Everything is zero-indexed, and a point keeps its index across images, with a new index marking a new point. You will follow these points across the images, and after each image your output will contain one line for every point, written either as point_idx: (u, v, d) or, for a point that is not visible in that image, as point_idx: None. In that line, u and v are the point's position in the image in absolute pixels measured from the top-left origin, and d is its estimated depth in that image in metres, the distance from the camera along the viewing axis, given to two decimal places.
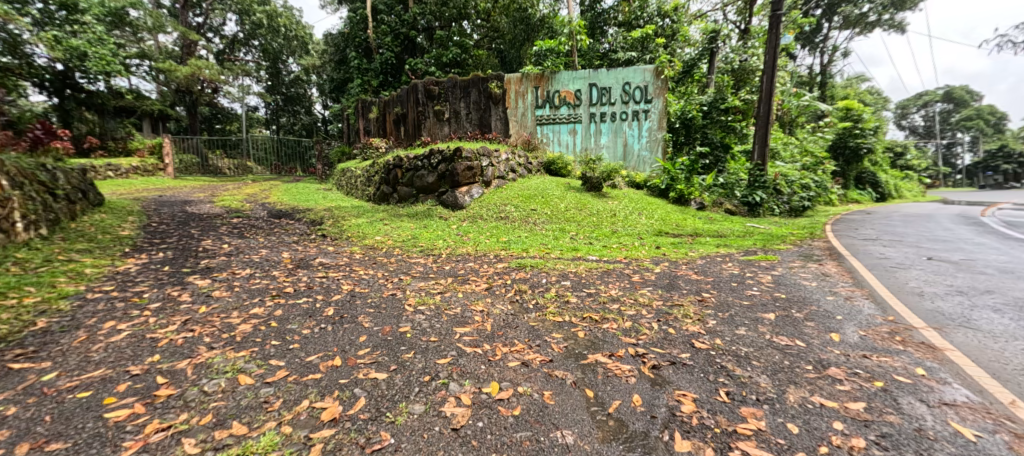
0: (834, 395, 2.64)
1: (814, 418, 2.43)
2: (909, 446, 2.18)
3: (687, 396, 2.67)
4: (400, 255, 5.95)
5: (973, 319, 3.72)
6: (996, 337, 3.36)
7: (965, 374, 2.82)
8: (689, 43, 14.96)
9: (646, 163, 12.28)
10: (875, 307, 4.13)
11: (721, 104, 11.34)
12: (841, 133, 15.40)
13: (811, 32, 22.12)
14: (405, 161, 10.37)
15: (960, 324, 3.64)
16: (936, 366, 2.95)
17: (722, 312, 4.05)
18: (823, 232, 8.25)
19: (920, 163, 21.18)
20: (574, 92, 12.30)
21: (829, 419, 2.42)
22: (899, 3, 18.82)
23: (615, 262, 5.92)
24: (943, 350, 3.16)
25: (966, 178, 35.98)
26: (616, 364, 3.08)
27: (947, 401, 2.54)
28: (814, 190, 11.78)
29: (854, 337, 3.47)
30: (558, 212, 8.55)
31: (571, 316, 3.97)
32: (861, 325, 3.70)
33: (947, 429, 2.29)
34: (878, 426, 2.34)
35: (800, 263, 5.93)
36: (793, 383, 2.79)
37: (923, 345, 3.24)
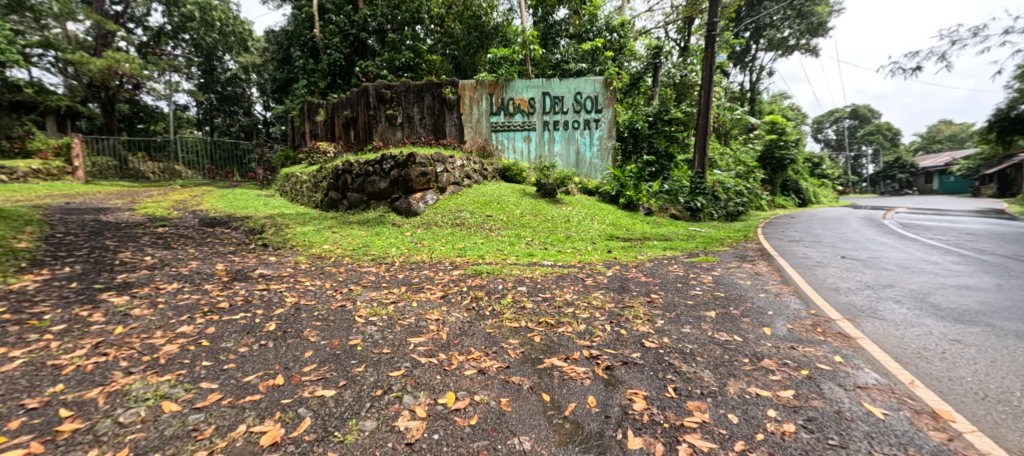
0: (768, 385, 2.79)
1: (751, 407, 2.55)
2: (831, 427, 2.34)
3: (638, 394, 2.72)
4: (350, 264, 5.69)
5: (879, 310, 4.12)
6: (897, 324, 3.74)
7: (875, 359, 3.11)
8: (636, 57, 15.46)
9: (597, 170, 12.71)
10: (800, 303, 4.44)
11: (665, 115, 12.52)
12: (768, 144, 16.86)
13: (741, 52, 23.91)
14: (356, 166, 9.95)
15: (869, 314, 4.01)
16: (851, 353, 3.22)
17: (669, 312, 4.20)
18: (755, 235, 8.81)
19: (833, 172, 23.52)
20: (528, 100, 12.43)
21: (764, 407, 2.55)
22: (813, 29, 21.06)
23: (570, 266, 6.01)
24: (856, 339, 3.46)
25: (869, 186, 40.58)
26: (571, 367, 3.10)
27: (860, 384, 2.77)
28: (747, 196, 12.71)
29: (783, 330, 3.70)
30: (514, 218, 8.57)
31: (527, 321, 3.97)
32: (789, 319, 3.97)
33: (860, 409, 2.49)
34: (806, 411, 2.50)
35: (736, 263, 6.30)
36: (732, 375, 2.93)
37: (840, 335, 3.53)
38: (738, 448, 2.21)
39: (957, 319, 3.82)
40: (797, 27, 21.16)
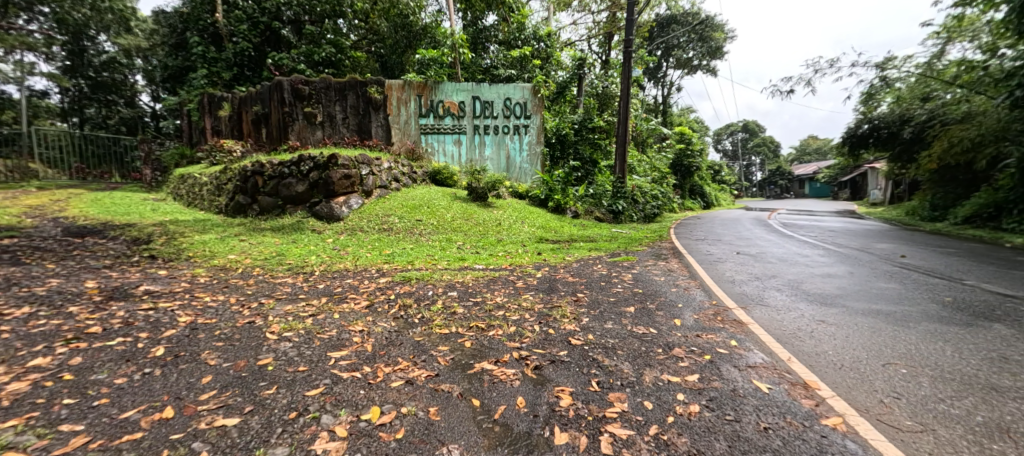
0: (677, 371, 2.98)
1: (664, 393, 2.70)
2: (728, 404, 2.55)
3: (565, 391, 2.75)
4: (261, 275, 5.17)
5: (765, 297, 4.63)
6: (778, 309, 4.23)
7: (761, 340, 3.47)
8: (562, 67, 15.95)
9: (527, 175, 12.99)
10: (703, 294, 4.86)
11: (589, 124, 13.19)
12: (679, 153, 19.03)
13: (654, 68, 25.86)
14: (268, 167, 9.07)
15: (757, 301, 4.50)
16: (743, 337, 3.57)
17: (593, 310, 4.34)
18: (669, 235, 9.53)
19: (730, 178, 26.49)
20: (458, 103, 12.30)
21: (674, 392, 2.71)
22: (713, 52, 23.42)
23: (501, 269, 6.00)
24: (746, 324, 3.85)
25: (759, 191, 46.19)
26: (500, 370, 3.05)
27: (750, 364, 3.07)
28: (661, 199, 13.80)
29: (690, 320, 4.00)
30: (445, 222, 8.39)
31: (457, 326, 3.86)
32: (695, 310, 4.30)
33: (750, 386, 2.76)
34: (708, 391, 2.70)
35: (652, 261, 6.73)
36: (648, 365, 3.08)
37: (735, 322, 3.91)
38: (653, 432, 2.30)
39: (823, 302, 4.41)
40: (700, 49, 23.49)
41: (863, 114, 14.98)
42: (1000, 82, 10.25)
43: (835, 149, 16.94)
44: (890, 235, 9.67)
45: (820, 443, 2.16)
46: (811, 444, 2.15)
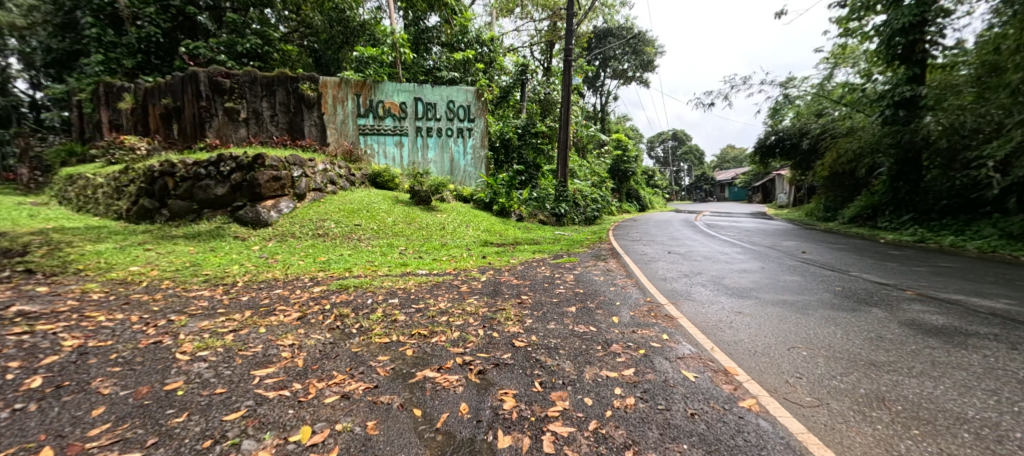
0: (615, 366, 3.06)
1: (602, 388, 2.75)
2: (661, 395, 2.65)
3: (508, 393, 2.71)
4: (173, 288, 4.63)
5: (692, 292, 4.94)
6: (703, 303, 4.53)
7: (689, 332, 3.68)
8: (505, 72, 16.00)
9: (471, 178, 12.90)
10: (638, 292, 5.08)
11: (532, 128, 13.50)
12: (616, 158, 20.09)
13: (593, 77, 26.85)
14: (180, 167, 8.15)
15: (685, 296, 4.78)
16: (674, 330, 3.76)
17: (537, 311, 4.36)
18: (608, 236, 9.90)
19: (662, 183, 28.18)
20: (399, 104, 11.93)
21: (612, 386, 2.77)
22: (646, 65, 24.82)
23: (445, 274, 5.86)
24: (677, 318, 4.06)
25: (688, 195, 49.60)
26: (443, 377, 2.95)
27: (680, 355, 3.22)
28: (600, 202, 14.34)
29: (627, 317, 4.14)
30: (385, 227, 8.05)
31: (398, 334, 3.69)
32: (632, 307, 4.46)
33: (679, 376, 2.90)
34: (642, 384, 2.79)
35: (593, 262, 6.92)
36: (589, 363, 3.13)
37: (666, 317, 4.11)
38: (593, 427, 2.33)
39: (740, 295, 4.79)
40: (634, 62, 24.79)
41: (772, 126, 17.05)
42: (874, 103, 11.51)
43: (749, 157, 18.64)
44: (798, 234, 10.75)
45: (740, 425, 2.31)
46: (733, 426, 2.30)
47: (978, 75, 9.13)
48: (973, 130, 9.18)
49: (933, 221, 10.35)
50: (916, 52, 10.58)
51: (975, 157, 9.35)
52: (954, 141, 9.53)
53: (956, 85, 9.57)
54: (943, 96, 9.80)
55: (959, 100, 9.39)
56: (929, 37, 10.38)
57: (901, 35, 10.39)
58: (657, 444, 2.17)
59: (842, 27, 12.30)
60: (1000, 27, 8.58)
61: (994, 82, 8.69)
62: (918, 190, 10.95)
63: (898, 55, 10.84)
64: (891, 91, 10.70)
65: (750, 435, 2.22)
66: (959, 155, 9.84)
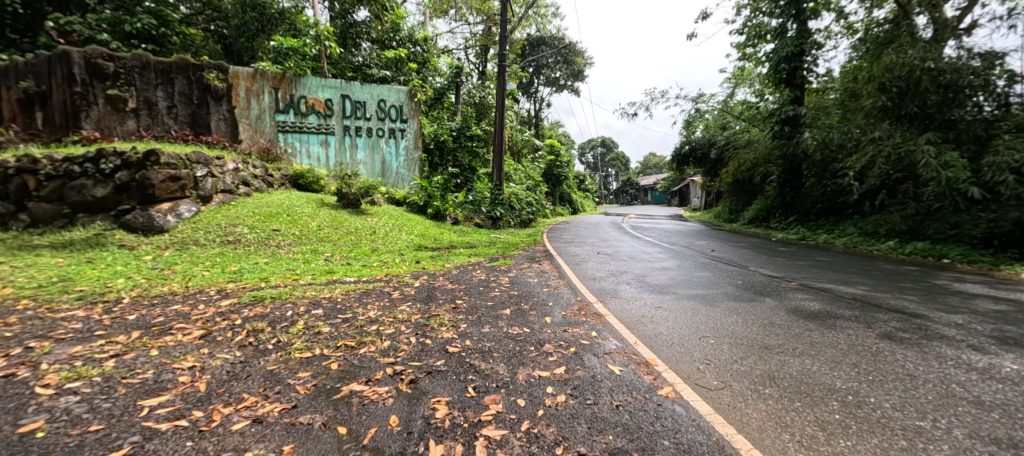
0: (547, 366, 3.04)
1: (534, 388, 2.72)
2: (589, 390, 2.68)
3: (441, 401, 2.58)
4: (36, 309, 3.86)
5: (618, 290, 5.14)
6: (628, 299, 4.73)
7: (615, 328, 3.80)
8: (440, 73, 15.76)
9: (404, 180, 12.48)
10: (569, 292, 5.17)
11: (467, 132, 13.34)
12: (550, 163, 20.60)
13: (527, 83, 27.33)
14: (45, 164, 6.75)
15: (612, 294, 4.96)
16: (602, 327, 3.86)
17: (472, 315, 4.25)
18: (542, 239, 10.05)
19: (593, 187, 29.46)
20: (324, 101, 11.18)
21: (545, 386, 2.75)
22: (576, 74, 25.79)
23: (375, 281, 5.54)
24: (604, 315, 4.18)
25: (616, 199, 52.40)
26: (372, 389, 2.73)
27: (607, 351, 3.30)
28: (535, 206, 14.61)
29: (559, 317, 4.18)
30: (309, 232, 7.45)
31: (322, 348, 3.38)
32: (564, 307, 4.51)
33: (606, 370, 2.96)
34: (573, 380, 2.81)
35: (528, 264, 6.96)
36: (522, 364, 3.08)
37: (595, 314, 4.21)
38: (525, 428, 2.30)
39: (661, 291, 5.07)
40: (565, 71, 25.66)
41: (684, 137, 18.44)
42: (768, 118, 12.95)
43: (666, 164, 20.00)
44: (711, 234, 11.74)
45: (658, 412, 2.42)
46: (652, 414, 2.40)
47: (843, 100, 10.80)
48: (838, 146, 10.58)
49: (812, 222, 11.90)
50: (796, 77, 12.27)
51: (840, 168, 10.69)
52: (824, 155, 10.95)
53: (826, 108, 11.17)
54: (817, 116, 11.38)
55: (829, 120, 10.89)
56: (806, 66, 12.05)
57: (786, 62, 12.08)
58: (586, 438, 2.19)
59: (740, 52, 13.82)
60: (857, 61, 10.60)
61: (853, 105, 10.37)
62: (800, 195, 12.54)
63: (783, 79, 12.50)
64: (779, 109, 12.47)
65: (666, 421, 2.33)
66: (829, 166, 11.27)
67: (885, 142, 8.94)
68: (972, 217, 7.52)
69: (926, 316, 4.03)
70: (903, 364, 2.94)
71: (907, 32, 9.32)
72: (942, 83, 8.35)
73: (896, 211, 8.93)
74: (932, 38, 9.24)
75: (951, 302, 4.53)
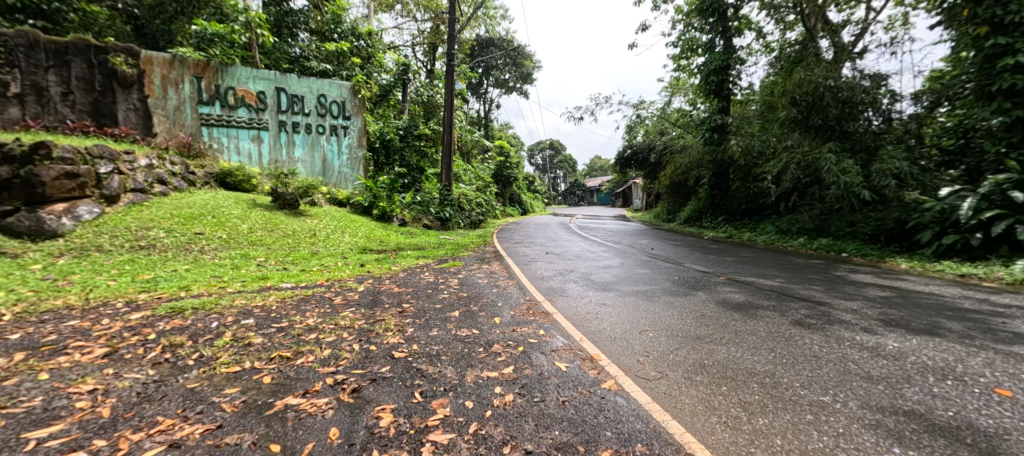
0: (495, 366, 2.98)
1: (483, 389, 2.65)
2: (537, 387, 2.65)
3: (386, 409, 2.44)
4: None
5: (566, 288, 5.19)
6: (575, 297, 4.78)
7: (563, 326, 3.81)
8: (385, 69, 15.25)
9: (347, 180, 11.91)
10: (518, 292, 5.14)
11: (414, 131, 12.98)
12: (500, 164, 20.60)
13: (476, 84, 27.16)
14: None
15: (560, 293, 5.00)
16: (550, 325, 3.85)
17: (419, 319, 4.08)
18: (492, 240, 9.99)
19: (542, 188, 29.89)
20: (256, 93, 10.40)
21: (493, 386, 2.68)
22: (525, 77, 26.03)
23: (315, 286, 5.19)
24: (552, 314, 4.19)
25: (564, 200, 53.58)
26: (309, 402, 2.53)
27: (554, 348, 3.29)
28: (484, 207, 14.58)
29: (508, 317, 4.13)
30: (239, 235, 6.86)
31: (252, 360, 3.09)
32: (513, 307, 4.47)
33: (553, 367, 2.95)
34: (521, 379, 2.76)
35: (477, 265, 6.86)
36: (470, 365, 2.99)
37: (543, 313, 4.21)
38: (473, 429, 2.23)
39: (606, 288, 5.19)
40: (514, 73, 25.81)
41: (627, 142, 19.30)
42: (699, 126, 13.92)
43: (609, 167, 20.69)
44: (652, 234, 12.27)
45: (601, 404, 2.45)
46: (595, 407, 2.42)
47: (761, 111, 11.51)
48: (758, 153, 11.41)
49: (738, 221, 12.86)
50: (723, 89, 13.11)
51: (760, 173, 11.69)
52: (747, 161, 11.85)
53: (749, 117, 11.92)
54: (742, 124, 12.13)
55: (751, 128, 11.64)
56: (732, 79, 13.04)
57: (714, 75, 12.88)
58: (532, 435, 2.17)
59: (676, 63, 14.63)
60: (773, 76, 11.51)
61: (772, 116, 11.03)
62: (727, 197, 13.46)
63: (712, 90, 13.30)
64: (709, 118, 13.34)
65: (610, 414, 2.35)
66: (751, 170, 12.25)
67: (795, 151, 9.81)
68: (864, 216, 8.57)
69: (829, 303, 4.46)
70: (810, 346, 3.21)
71: (813, 53, 10.26)
72: (841, 99, 9.30)
73: (805, 211, 9.89)
74: (833, 60, 10.17)
75: (848, 290, 5.04)
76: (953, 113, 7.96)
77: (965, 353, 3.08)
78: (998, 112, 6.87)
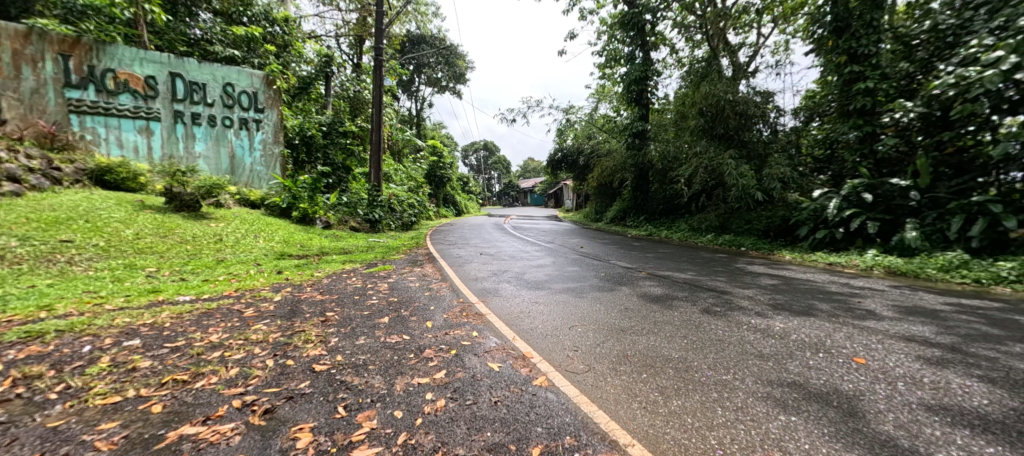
0: (427, 371, 2.80)
1: (412, 397, 2.47)
2: (469, 390, 2.53)
3: (304, 428, 2.18)
4: None
5: (499, 289, 5.11)
6: (509, 297, 4.72)
7: (496, 326, 3.71)
8: (306, 60, 14.13)
9: (261, 179, 10.87)
10: (452, 294, 4.97)
11: (340, 127, 12.10)
12: (433, 164, 20.12)
13: (407, 81, 26.30)
14: None
15: (494, 293, 4.90)
16: (483, 326, 3.74)
17: (343, 328, 3.76)
18: (425, 241, 9.66)
19: (476, 189, 29.78)
20: (145, 78, 9.10)
21: (423, 392, 2.51)
22: (458, 77, 25.77)
23: (221, 298, 4.60)
24: (486, 315, 4.08)
25: (498, 201, 53.92)
26: (211, 430, 2.18)
27: (486, 349, 3.19)
28: (417, 208, 14.17)
29: (440, 320, 3.95)
30: (124, 243, 5.91)
31: (138, 387, 2.62)
32: (446, 310, 4.29)
33: (485, 368, 2.84)
34: (453, 383, 2.62)
35: (409, 268, 6.57)
36: (400, 373, 2.79)
37: (477, 315, 4.08)
38: (401, 440, 2.07)
39: (539, 287, 5.19)
40: (447, 72, 25.39)
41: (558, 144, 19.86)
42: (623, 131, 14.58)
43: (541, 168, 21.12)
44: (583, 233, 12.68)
45: (532, 401, 2.39)
46: (527, 404, 2.36)
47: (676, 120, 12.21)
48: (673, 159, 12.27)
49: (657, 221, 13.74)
50: (643, 98, 13.91)
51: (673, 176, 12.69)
52: (663, 165, 12.68)
53: (665, 124, 12.77)
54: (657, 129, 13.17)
55: (667, 135, 12.44)
56: (650, 89, 13.89)
57: (633, 84, 13.69)
58: (464, 439, 2.06)
59: (602, 72, 15.30)
60: (684, 89, 12.44)
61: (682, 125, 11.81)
62: (648, 197, 14.36)
63: (633, 99, 14.06)
64: (630, 124, 14.11)
65: (540, 410, 2.30)
66: (666, 174, 13.18)
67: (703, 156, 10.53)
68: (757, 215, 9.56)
69: (732, 291, 4.86)
70: (714, 331, 3.44)
71: (716, 69, 11.14)
72: (739, 113, 10.16)
73: (712, 210, 10.83)
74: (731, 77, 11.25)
75: (745, 280, 5.54)
76: (822, 127, 9.33)
77: (831, 329, 3.49)
78: (854, 128, 7.99)
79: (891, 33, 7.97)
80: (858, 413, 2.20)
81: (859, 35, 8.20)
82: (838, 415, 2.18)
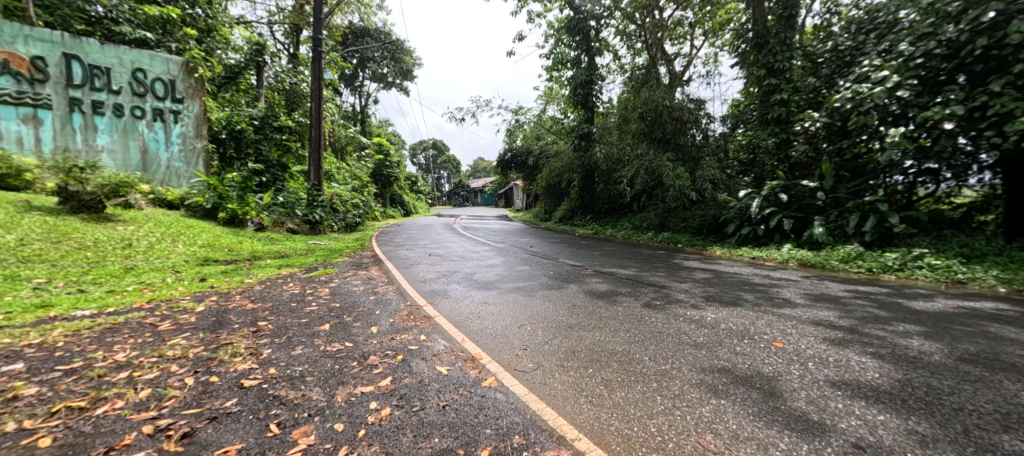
0: (371, 379, 2.61)
1: (355, 407, 2.28)
2: (416, 395, 2.38)
3: (229, 451, 1.94)
4: None
5: (448, 290, 4.95)
6: (458, 298, 4.58)
7: (445, 329, 3.57)
8: (233, 47, 12.95)
9: (180, 177, 9.81)
10: (399, 297, 4.74)
11: (273, 121, 10.91)
12: (378, 163, 19.39)
13: (350, 76, 25.14)
14: None
15: (443, 295, 4.74)
16: (432, 329, 3.58)
17: (278, 338, 3.44)
18: (370, 243, 9.23)
19: (424, 188, 29.18)
20: (31, 59, 7.95)
21: (367, 402, 2.33)
22: (404, 73, 25.05)
23: (131, 311, 4.05)
24: (434, 317, 3.92)
25: (448, 201, 53.22)
26: None
27: (435, 353, 3.04)
28: (361, 208, 13.62)
29: (387, 325, 3.74)
30: (6, 251, 5.07)
31: (20, 419, 2.21)
32: (391, 314, 4.07)
33: (433, 372, 2.70)
34: (399, 390, 2.46)
35: (353, 272, 6.22)
36: (342, 383, 2.58)
37: (424, 318, 3.91)
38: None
39: (489, 287, 5.09)
40: (393, 68, 24.59)
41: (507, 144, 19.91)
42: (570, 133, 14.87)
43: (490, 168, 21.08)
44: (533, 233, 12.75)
45: (482, 403, 2.29)
46: (476, 406, 2.26)
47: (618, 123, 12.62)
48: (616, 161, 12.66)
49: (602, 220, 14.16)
50: (588, 101, 14.25)
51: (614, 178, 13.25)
52: (608, 167, 13.02)
53: (610, 127, 13.11)
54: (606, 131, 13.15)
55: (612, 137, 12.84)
56: (595, 93, 14.25)
57: (580, 87, 13.98)
58: (410, 448, 1.92)
59: (549, 73, 15.49)
60: (626, 94, 12.85)
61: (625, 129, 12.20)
62: (594, 198, 14.75)
63: (579, 102, 14.38)
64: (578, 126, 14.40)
65: (489, 411, 2.21)
66: (609, 174, 13.59)
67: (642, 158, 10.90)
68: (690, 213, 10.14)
69: (670, 285, 5.06)
70: (654, 323, 3.54)
71: (655, 77, 11.56)
72: (676, 118, 10.64)
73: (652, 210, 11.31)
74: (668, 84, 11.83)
75: (681, 274, 5.80)
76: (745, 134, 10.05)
77: (754, 317, 3.71)
78: (772, 135, 8.70)
79: (801, 52, 8.74)
80: (778, 392, 2.32)
81: (776, 51, 8.92)
82: (760, 395, 2.29)
